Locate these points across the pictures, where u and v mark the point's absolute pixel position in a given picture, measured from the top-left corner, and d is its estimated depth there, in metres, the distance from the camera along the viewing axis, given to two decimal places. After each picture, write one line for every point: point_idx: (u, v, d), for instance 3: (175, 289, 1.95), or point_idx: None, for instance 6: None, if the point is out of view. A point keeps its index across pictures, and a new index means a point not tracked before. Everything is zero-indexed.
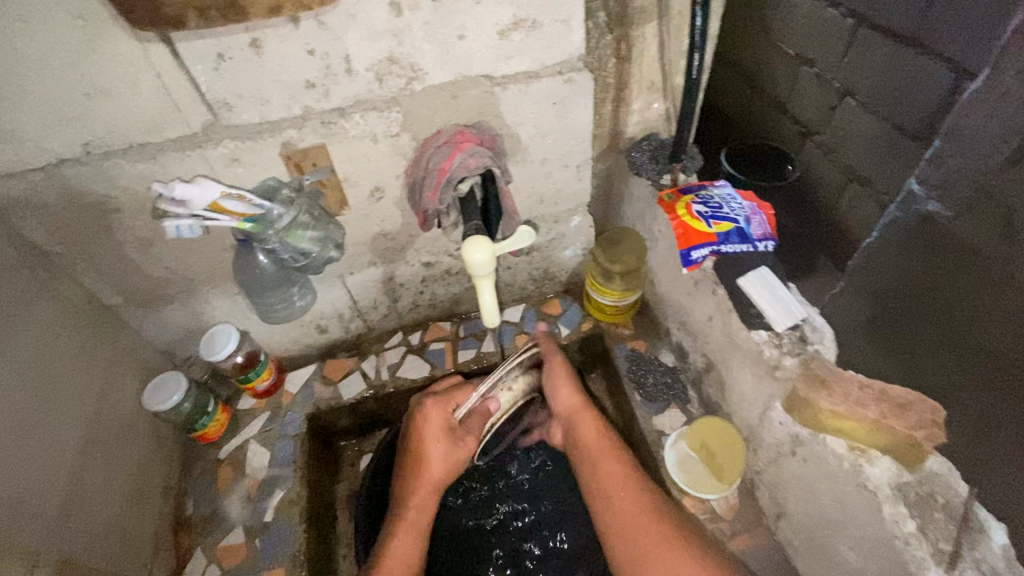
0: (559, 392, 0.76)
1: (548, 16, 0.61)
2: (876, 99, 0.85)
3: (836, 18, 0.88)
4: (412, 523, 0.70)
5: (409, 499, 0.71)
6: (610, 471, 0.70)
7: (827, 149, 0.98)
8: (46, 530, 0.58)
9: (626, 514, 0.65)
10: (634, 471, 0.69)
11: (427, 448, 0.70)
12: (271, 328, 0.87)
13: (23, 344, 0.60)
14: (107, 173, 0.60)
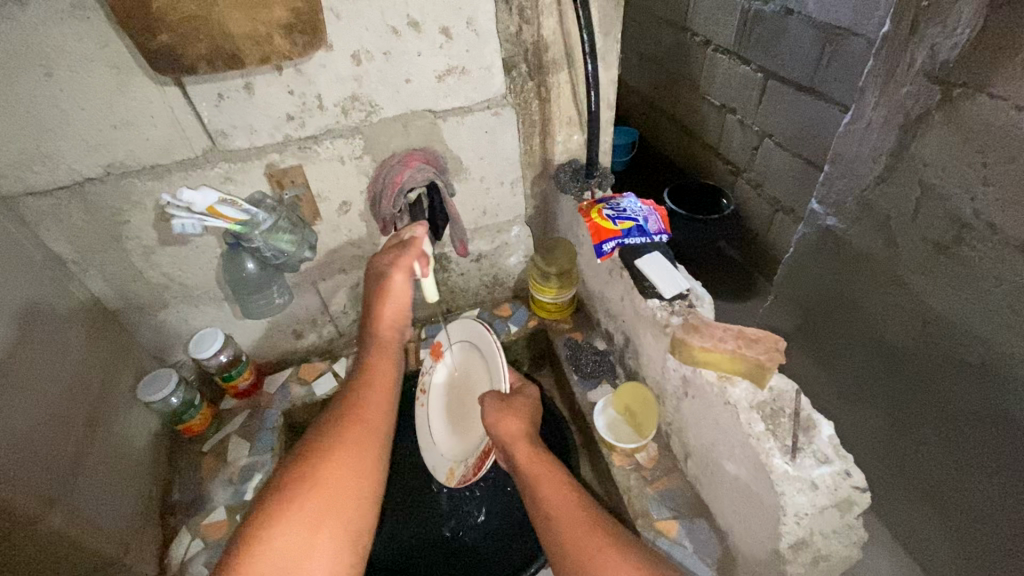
0: (502, 422, 0.74)
1: (475, 65, 0.80)
2: (787, 137, 1.31)
3: (750, 75, 1.37)
4: (386, 363, 0.66)
5: (380, 344, 0.69)
6: (545, 480, 0.67)
7: (753, 180, 1.49)
8: (58, 485, 0.67)
9: (557, 512, 0.62)
10: (560, 480, 0.67)
11: (384, 284, 0.71)
12: (253, 332, 1.00)
13: (44, 329, 0.72)
14: (123, 190, 0.74)
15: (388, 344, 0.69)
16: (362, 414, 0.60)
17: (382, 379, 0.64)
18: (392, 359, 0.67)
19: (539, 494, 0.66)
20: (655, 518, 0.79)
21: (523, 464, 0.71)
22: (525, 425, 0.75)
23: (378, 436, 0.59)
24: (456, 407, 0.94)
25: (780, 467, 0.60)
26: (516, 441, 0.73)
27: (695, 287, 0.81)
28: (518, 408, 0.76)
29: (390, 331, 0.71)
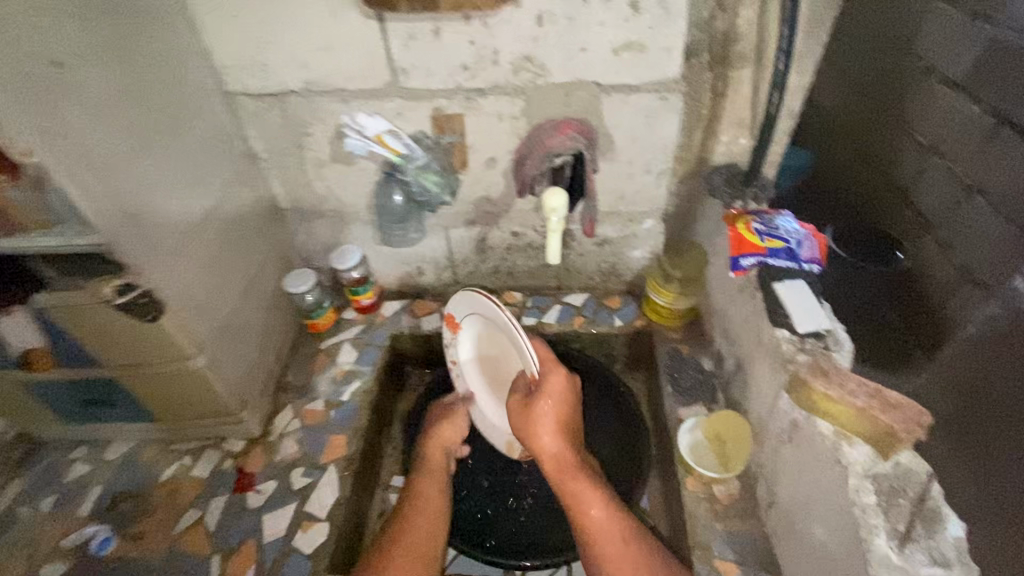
0: (540, 439, 0.76)
1: (655, 44, 0.77)
2: None
3: None
4: (432, 486, 0.83)
5: (427, 468, 0.85)
6: (585, 501, 0.73)
7: None
8: (212, 336, 0.81)
9: (594, 533, 0.71)
10: (600, 501, 0.73)
11: (444, 415, 0.91)
12: (383, 258, 1.09)
13: (230, 209, 0.86)
14: (314, 105, 0.85)
15: (439, 464, 0.86)
16: (411, 536, 0.76)
17: (434, 501, 0.81)
18: (439, 484, 0.83)
19: (573, 510, 0.73)
20: (716, 555, 0.73)
21: (559, 478, 0.75)
22: (557, 439, 0.76)
23: (422, 541, 0.75)
24: (495, 381, 0.92)
25: (879, 547, 0.53)
26: (549, 460, 0.75)
27: (837, 329, 0.71)
28: (546, 419, 0.75)
29: (439, 458, 0.87)
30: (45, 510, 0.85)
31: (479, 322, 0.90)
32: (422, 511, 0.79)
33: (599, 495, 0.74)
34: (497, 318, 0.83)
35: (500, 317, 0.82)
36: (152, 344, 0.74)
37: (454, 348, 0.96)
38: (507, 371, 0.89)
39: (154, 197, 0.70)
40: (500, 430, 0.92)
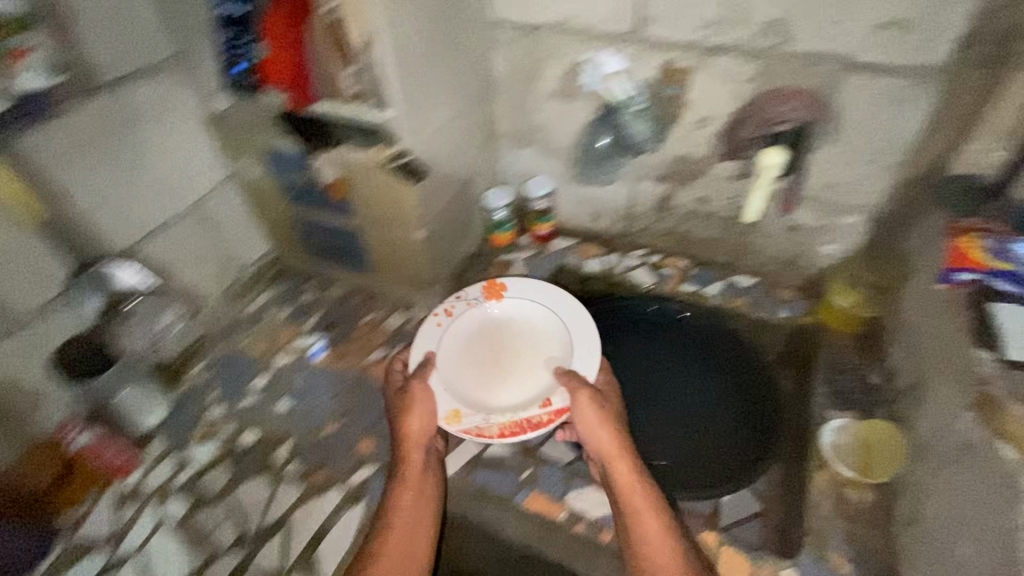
0: (597, 433, 0.79)
1: (926, 24, 0.73)
2: None
3: None
4: (405, 498, 0.80)
5: (401, 474, 0.81)
6: (641, 508, 0.75)
7: None
8: (432, 216, 0.98)
9: (647, 530, 0.73)
10: (653, 512, 0.74)
11: (408, 405, 0.82)
12: (569, 195, 1.19)
13: (468, 119, 1.01)
14: (558, 40, 0.95)
15: (413, 462, 0.82)
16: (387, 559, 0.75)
17: (407, 513, 0.79)
18: (411, 492, 0.80)
19: (629, 509, 0.75)
20: (831, 549, 0.75)
21: (620, 481, 0.77)
22: (613, 434, 0.79)
23: (403, 554, 0.76)
24: (484, 355, 0.89)
25: None
26: (608, 453, 0.78)
27: None
28: (599, 416, 0.79)
29: (413, 454, 0.82)
30: (284, 317, 1.12)
31: (524, 302, 0.92)
32: (404, 518, 0.78)
33: (649, 496, 0.76)
34: (570, 319, 0.89)
35: (573, 317, 0.89)
36: (396, 211, 0.96)
37: (466, 301, 0.92)
38: (516, 357, 0.89)
39: (428, 90, 0.86)
40: (452, 392, 0.83)
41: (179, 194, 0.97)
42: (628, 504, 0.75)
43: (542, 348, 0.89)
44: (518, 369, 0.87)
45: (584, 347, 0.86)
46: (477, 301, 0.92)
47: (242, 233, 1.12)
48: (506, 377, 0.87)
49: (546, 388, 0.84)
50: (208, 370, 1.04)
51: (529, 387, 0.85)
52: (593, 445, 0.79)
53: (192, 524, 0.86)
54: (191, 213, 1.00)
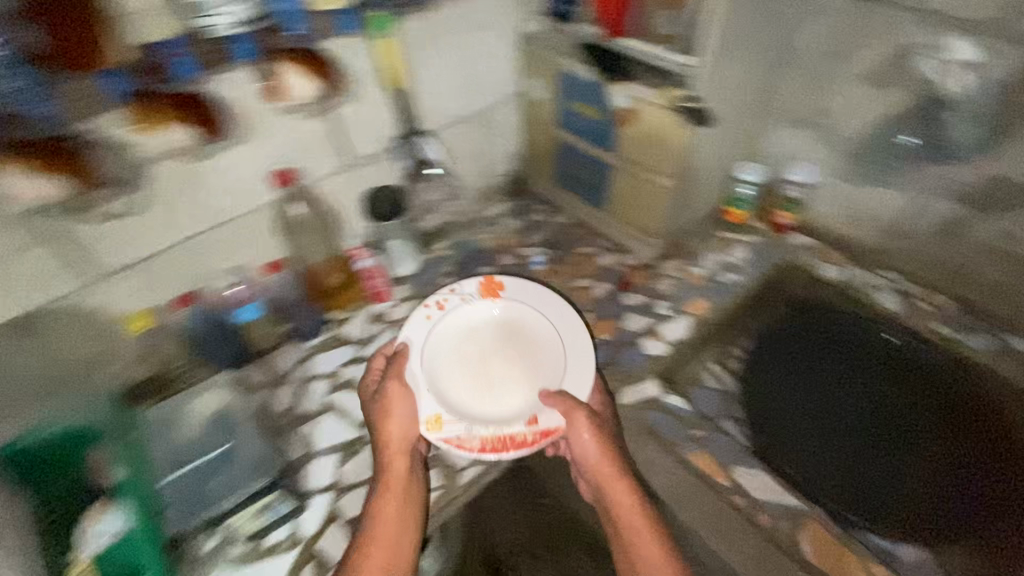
0: (589, 451, 0.82)
1: None
2: None
3: None
4: (389, 502, 0.80)
5: (387, 475, 0.82)
6: (642, 531, 0.78)
7: None
8: (688, 170, 1.01)
9: (632, 538, 0.78)
10: (649, 531, 0.78)
11: (387, 411, 0.85)
12: (832, 191, 1.11)
13: (764, 86, 1.02)
14: (900, 22, 0.88)
15: (398, 467, 0.82)
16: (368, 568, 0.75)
17: (389, 516, 0.79)
18: (395, 500, 0.80)
19: (619, 520, 0.80)
20: None
21: (616, 503, 0.81)
22: (606, 455, 0.82)
23: (395, 543, 0.78)
24: (473, 360, 0.91)
25: None
26: (605, 476, 0.81)
27: None
28: (585, 432, 0.82)
29: (396, 462, 0.83)
30: (514, 228, 1.25)
31: (524, 307, 0.94)
32: (393, 511, 0.79)
33: (637, 502, 0.80)
34: (565, 329, 0.92)
35: (568, 332, 0.91)
36: (660, 155, 1.01)
37: (461, 296, 0.95)
38: (503, 364, 0.91)
39: (747, 48, 0.91)
40: (436, 395, 0.86)
41: (476, 98, 1.14)
42: (631, 524, 0.79)
43: (535, 357, 0.91)
44: (501, 381, 0.89)
45: (575, 366, 0.88)
46: (467, 300, 0.95)
47: (505, 147, 1.27)
48: (490, 386, 0.89)
49: (531, 406, 0.87)
50: (449, 249, 1.20)
51: (506, 402, 0.88)
52: (584, 458, 0.83)
53: None
54: (478, 117, 1.17)
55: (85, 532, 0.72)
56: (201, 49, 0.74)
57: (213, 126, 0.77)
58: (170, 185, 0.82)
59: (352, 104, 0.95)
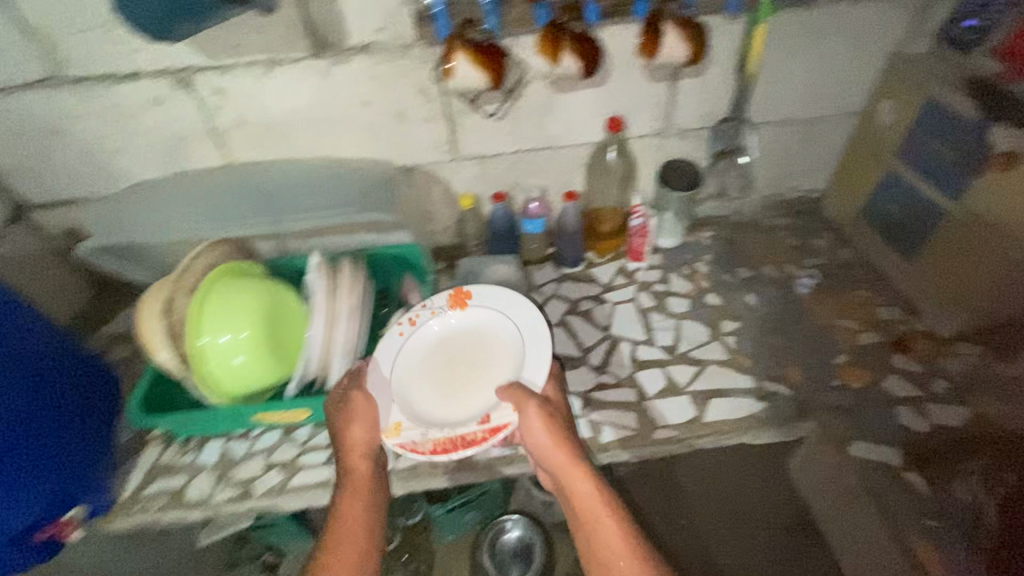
0: (543, 443, 0.78)
1: None
2: None
3: None
4: (355, 502, 0.78)
5: (350, 477, 0.80)
6: (605, 529, 0.74)
7: None
8: None
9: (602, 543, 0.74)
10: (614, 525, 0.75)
11: (351, 415, 0.81)
12: None
13: None
14: None
15: (355, 468, 0.80)
16: (341, 553, 0.74)
17: (353, 512, 0.78)
18: (360, 492, 0.79)
19: (588, 524, 0.76)
20: None
21: (580, 493, 0.77)
22: (561, 445, 0.78)
23: (364, 542, 0.76)
24: (439, 365, 0.90)
25: None
26: (562, 467, 0.77)
27: None
28: (550, 432, 0.78)
29: (359, 465, 0.80)
30: (792, 244, 1.23)
31: (490, 314, 0.92)
32: (363, 507, 0.78)
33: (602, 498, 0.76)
34: (523, 323, 0.90)
35: (527, 326, 0.89)
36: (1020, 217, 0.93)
37: (432, 311, 0.93)
38: (470, 371, 0.89)
39: None
40: (399, 402, 0.84)
41: (813, 106, 1.11)
42: (591, 513, 0.76)
43: (496, 362, 0.89)
44: (461, 383, 0.88)
45: (533, 358, 0.86)
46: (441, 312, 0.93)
47: (816, 163, 1.22)
48: (450, 389, 0.88)
49: (487, 405, 0.85)
50: (714, 241, 1.24)
51: (457, 405, 0.86)
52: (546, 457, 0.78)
53: (646, 315, 1.09)
54: (804, 125, 1.14)
55: (398, 321, 0.92)
56: (608, 1, 0.89)
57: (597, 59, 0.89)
58: (534, 103, 1.02)
59: (696, 81, 1.03)
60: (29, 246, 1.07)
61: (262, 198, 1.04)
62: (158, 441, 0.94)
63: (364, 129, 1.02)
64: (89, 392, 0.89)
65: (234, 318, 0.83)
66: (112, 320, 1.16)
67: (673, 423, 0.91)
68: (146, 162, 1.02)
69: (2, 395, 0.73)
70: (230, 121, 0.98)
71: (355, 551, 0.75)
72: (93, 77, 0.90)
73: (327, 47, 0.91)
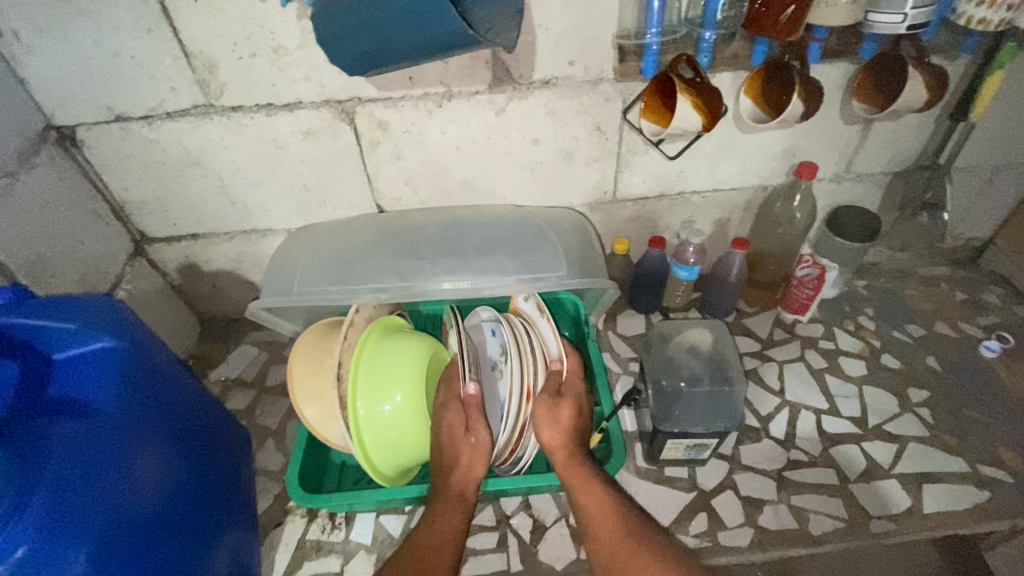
0: (552, 433, 0.75)
1: None
2: None
3: None
4: (452, 515, 0.67)
5: (446, 495, 0.69)
6: (613, 533, 0.64)
7: None
8: None
9: (626, 550, 0.62)
10: (623, 525, 0.65)
11: (465, 446, 0.71)
12: None
13: None
14: None
15: (461, 491, 0.69)
16: (429, 552, 0.62)
17: (448, 527, 0.66)
18: (463, 511, 0.68)
19: (601, 533, 0.65)
20: None
21: (579, 490, 0.70)
22: (568, 434, 0.74)
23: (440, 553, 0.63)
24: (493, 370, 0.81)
25: None
26: (556, 448, 0.74)
27: None
28: (564, 416, 0.76)
29: (467, 493, 0.70)
30: (959, 298, 1.12)
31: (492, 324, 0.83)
32: (450, 524, 0.66)
33: (615, 502, 0.67)
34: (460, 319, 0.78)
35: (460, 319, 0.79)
36: None
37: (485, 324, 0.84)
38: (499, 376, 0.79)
39: None
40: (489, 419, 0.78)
41: (1004, 154, 1.01)
42: (595, 507, 0.67)
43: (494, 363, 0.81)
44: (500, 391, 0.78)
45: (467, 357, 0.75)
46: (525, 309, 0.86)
47: (989, 212, 1.11)
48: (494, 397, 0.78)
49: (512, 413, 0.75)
50: (870, 290, 1.14)
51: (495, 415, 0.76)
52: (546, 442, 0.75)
53: (821, 378, 0.99)
54: (990, 171, 1.03)
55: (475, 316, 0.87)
56: (833, 40, 0.80)
57: (819, 96, 0.80)
58: (716, 143, 0.92)
59: (892, 124, 0.93)
60: (146, 283, 0.97)
61: (431, 262, 0.87)
62: (302, 512, 0.83)
63: (526, 168, 0.92)
64: (226, 462, 0.77)
65: (369, 388, 0.73)
66: (223, 362, 1.05)
67: (889, 513, 0.81)
68: (283, 196, 0.92)
69: (184, 484, 0.63)
70: (385, 156, 0.88)
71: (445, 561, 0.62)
72: (248, 107, 0.81)
73: (509, 81, 0.81)
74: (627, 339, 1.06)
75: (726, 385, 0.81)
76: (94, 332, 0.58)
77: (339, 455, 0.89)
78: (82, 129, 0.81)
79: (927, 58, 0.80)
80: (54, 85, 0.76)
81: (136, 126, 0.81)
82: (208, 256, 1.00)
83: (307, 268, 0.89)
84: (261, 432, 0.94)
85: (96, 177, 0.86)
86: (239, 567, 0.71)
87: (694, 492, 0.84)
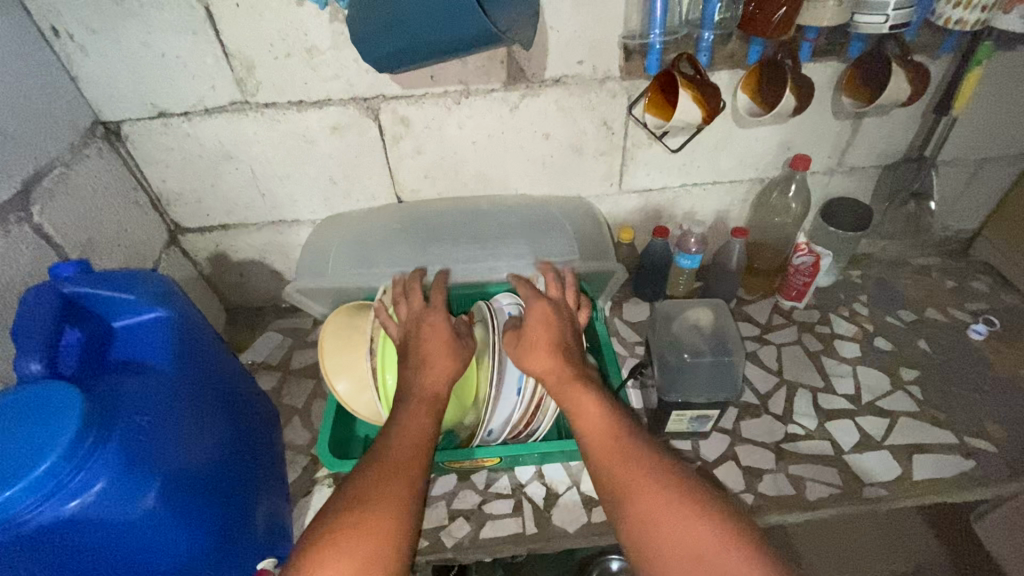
0: (537, 360, 0.73)
1: None
2: None
3: None
4: (421, 413, 0.67)
5: (420, 395, 0.69)
6: (605, 444, 0.64)
7: None
8: None
9: (615, 458, 0.63)
10: (614, 434, 0.65)
11: (433, 353, 0.72)
12: None
13: None
14: None
15: (434, 390, 0.70)
16: (397, 450, 0.63)
17: (419, 425, 0.66)
18: (429, 411, 0.68)
19: (593, 445, 0.65)
20: None
21: (572, 405, 0.69)
22: (555, 357, 0.72)
23: (409, 449, 0.63)
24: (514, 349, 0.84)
25: None
26: (544, 373, 0.72)
27: None
28: (542, 340, 0.74)
29: (441, 391, 0.70)
30: (949, 286, 1.18)
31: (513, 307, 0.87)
32: (421, 424, 0.66)
33: (605, 411, 0.67)
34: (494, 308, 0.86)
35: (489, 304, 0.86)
36: None
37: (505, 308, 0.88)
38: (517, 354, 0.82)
39: None
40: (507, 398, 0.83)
41: (988, 148, 1.07)
42: (587, 421, 0.67)
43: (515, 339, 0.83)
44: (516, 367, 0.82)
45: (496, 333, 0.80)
46: None
47: (976, 204, 1.17)
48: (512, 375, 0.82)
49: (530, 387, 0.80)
50: (864, 279, 1.20)
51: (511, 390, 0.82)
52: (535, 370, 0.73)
53: (818, 359, 1.04)
54: (975, 164, 1.10)
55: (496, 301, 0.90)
56: (823, 40, 0.87)
57: (811, 90, 0.86)
58: (716, 136, 0.98)
59: (881, 120, 0.99)
60: (179, 271, 1.03)
61: (450, 247, 0.96)
62: (329, 482, 0.89)
63: (537, 161, 0.98)
64: (266, 431, 0.82)
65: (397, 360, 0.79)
66: (250, 347, 1.11)
67: (880, 481, 0.86)
68: (310, 188, 0.99)
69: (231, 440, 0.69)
70: (406, 150, 0.95)
71: (414, 458, 0.63)
72: (281, 104, 0.87)
73: (523, 79, 0.87)
74: (633, 324, 1.11)
75: (726, 356, 0.87)
76: (150, 304, 0.64)
77: (363, 429, 0.94)
78: (126, 124, 0.87)
79: (909, 56, 0.86)
80: (104, 83, 0.82)
81: (177, 122, 0.88)
82: (237, 245, 1.06)
83: (337, 255, 0.97)
84: (288, 410, 0.99)
85: (137, 170, 0.93)
86: (275, 526, 0.77)
87: (697, 462, 0.89)
